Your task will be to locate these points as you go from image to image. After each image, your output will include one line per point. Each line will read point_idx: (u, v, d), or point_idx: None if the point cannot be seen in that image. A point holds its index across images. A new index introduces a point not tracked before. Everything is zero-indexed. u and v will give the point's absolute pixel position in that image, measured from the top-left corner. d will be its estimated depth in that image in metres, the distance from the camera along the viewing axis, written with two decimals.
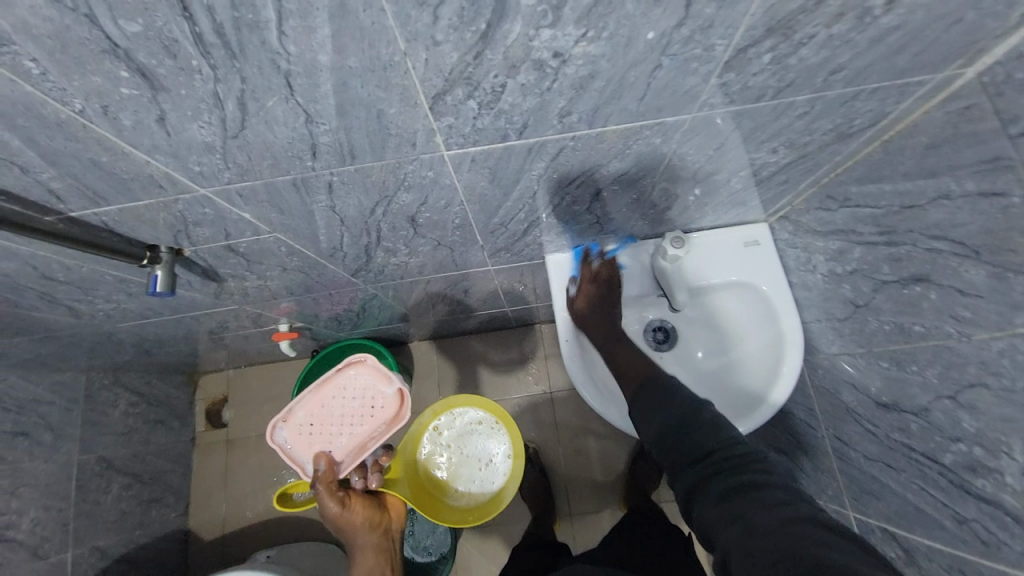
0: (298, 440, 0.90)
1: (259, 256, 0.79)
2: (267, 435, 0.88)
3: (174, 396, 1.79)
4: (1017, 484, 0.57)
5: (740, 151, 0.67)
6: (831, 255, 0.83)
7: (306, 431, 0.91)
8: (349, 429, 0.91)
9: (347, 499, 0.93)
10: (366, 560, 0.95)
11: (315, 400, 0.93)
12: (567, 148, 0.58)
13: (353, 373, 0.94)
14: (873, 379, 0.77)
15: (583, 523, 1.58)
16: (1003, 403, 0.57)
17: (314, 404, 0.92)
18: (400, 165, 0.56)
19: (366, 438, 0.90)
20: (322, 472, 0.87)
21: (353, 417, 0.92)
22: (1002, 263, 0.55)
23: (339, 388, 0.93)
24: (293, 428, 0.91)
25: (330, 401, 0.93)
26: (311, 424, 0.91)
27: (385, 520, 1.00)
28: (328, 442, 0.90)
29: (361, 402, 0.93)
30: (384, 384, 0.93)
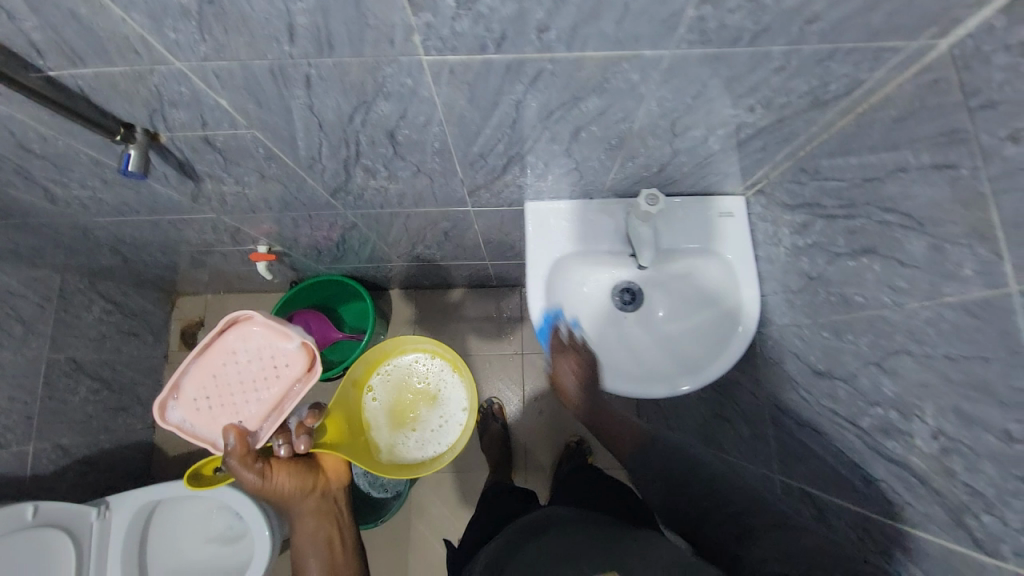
0: (198, 416, 0.93)
1: (237, 156, 0.79)
2: (161, 419, 0.90)
3: (150, 311, 1.80)
4: (923, 445, 0.61)
5: (718, 105, 0.68)
6: (795, 229, 0.85)
7: (205, 407, 0.93)
8: (253, 396, 0.93)
9: (268, 469, 0.96)
10: (308, 522, 1.06)
11: (206, 373, 0.94)
12: (545, 72, 0.59)
13: (241, 339, 0.94)
14: (814, 348, 0.81)
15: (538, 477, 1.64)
16: (921, 369, 0.61)
17: (206, 377, 0.93)
18: (378, 65, 0.57)
19: (276, 400, 0.93)
20: (234, 446, 0.91)
21: (255, 382, 0.93)
22: (940, 235, 0.58)
23: (230, 353, 0.93)
24: (188, 405, 0.93)
25: (225, 370, 0.93)
26: (208, 398, 0.93)
27: (317, 484, 1.04)
28: (235, 414, 0.93)
29: (260, 364, 0.93)
30: (283, 341, 0.93)
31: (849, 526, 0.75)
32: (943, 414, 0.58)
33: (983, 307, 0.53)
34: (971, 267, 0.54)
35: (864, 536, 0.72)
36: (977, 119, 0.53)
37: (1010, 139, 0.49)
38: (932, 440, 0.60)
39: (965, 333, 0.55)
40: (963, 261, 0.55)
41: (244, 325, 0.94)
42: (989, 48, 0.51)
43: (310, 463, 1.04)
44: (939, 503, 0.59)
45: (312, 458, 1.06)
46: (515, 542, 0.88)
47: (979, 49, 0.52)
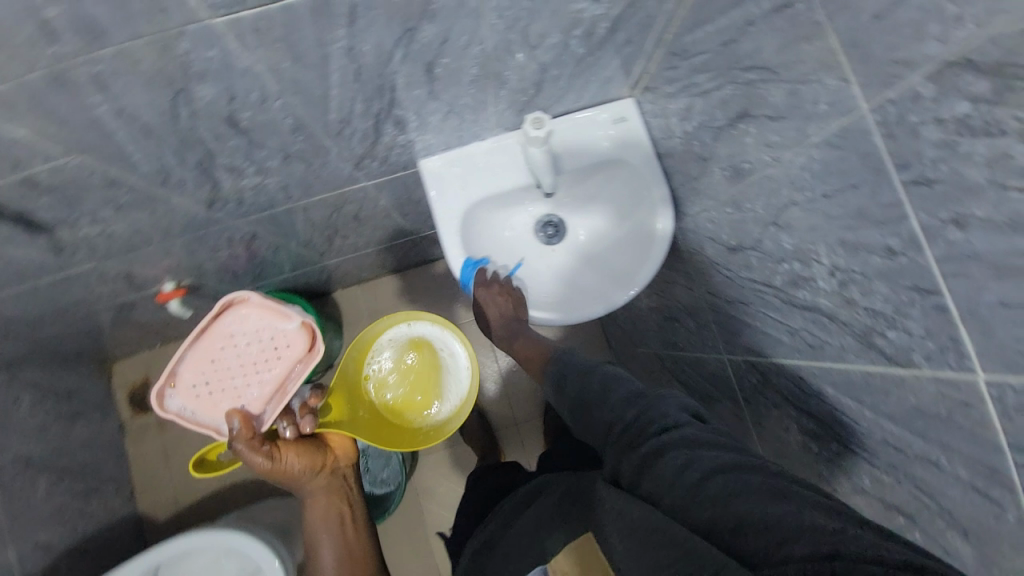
0: (197, 403, 0.86)
1: (76, 190, 0.71)
2: (159, 407, 0.84)
3: (85, 384, 1.60)
4: (824, 285, 0.63)
5: (560, 1, 0.64)
6: (681, 114, 0.84)
7: (206, 392, 0.86)
8: (255, 377, 0.87)
9: (277, 451, 0.90)
10: (319, 504, 0.99)
11: (203, 358, 0.87)
12: (358, 7, 0.53)
13: (240, 322, 0.88)
14: (724, 227, 0.83)
15: (527, 429, 1.64)
16: (807, 214, 0.62)
17: (202, 362, 0.87)
18: (168, 44, 0.51)
19: (279, 381, 0.87)
20: (240, 428, 0.85)
21: (256, 365, 0.87)
22: (793, 78, 0.57)
23: (228, 336, 0.88)
24: (185, 393, 0.86)
25: (224, 354, 0.87)
26: (206, 383, 0.87)
27: (328, 462, 0.98)
28: (238, 398, 0.87)
29: (260, 347, 0.88)
30: (282, 322, 0.89)
31: (787, 380, 0.79)
32: (833, 250, 0.60)
33: (842, 136, 0.53)
34: (825, 102, 0.54)
35: (800, 384, 0.75)
36: None
37: None
38: (830, 278, 0.62)
39: (833, 167, 0.56)
40: (817, 96, 0.55)
41: (240, 307, 0.89)
42: None
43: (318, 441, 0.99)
44: (850, 334, 0.62)
45: (317, 437, 1.00)
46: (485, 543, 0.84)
47: None
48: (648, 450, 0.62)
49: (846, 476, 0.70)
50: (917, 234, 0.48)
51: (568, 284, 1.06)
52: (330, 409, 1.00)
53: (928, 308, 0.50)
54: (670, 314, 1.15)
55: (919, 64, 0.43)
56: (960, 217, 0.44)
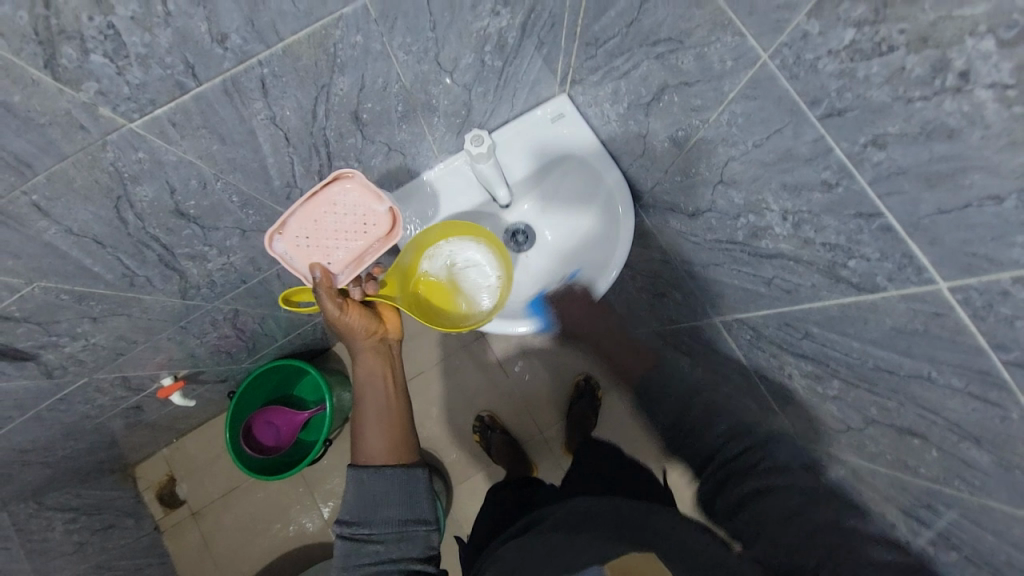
0: (296, 252, 0.71)
1: (48, 314, 0.73)
2: (265, 244, 0.69)
3: (116, 495, 1.57)
4: (782, 230, 0.64)
5: (462, 24, 0.65)
6: (611, 99, 0.86)
7: (304, 244, 0.71)
8: (344, 242, 0.72)
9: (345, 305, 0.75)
10: (364, 365, 0.78)
11: (305, 214, 0.71)
12: (267, 78, 0.55)
13: (349, 188, 0.71)
14: (679, 196, 0.84)
15: (553, 436, 1.61)
16: (747, 167, 0.63)
17: (315, 220, 0.71)
18: (95, 157, 0.52)
19: (357, 257, 0.73)
20: (320, 284, 0.72)
21: (343, 236, 0.72)
22: (697, 42, 0.59)
23: (332, 202, 0.71)
24: (292, 241, 0.71)
25: (327, 216, 0.72)
26: (310, 237, 0.71)
27: (382, 329, 0.80)
28: (327, 254, 0.72)
29: (347, 224, 0.72)
30: (376, 202, 0.72)
31: (778, 329, 0.78)
32: (779, 195, 0.61)
33: (755, 86, 0.54)
34: (730, 58, 0.55)
35: (790, 330, 0.75)
36: None
37: None
38: (785, 222, 0.62)
39: (757, 118, 0.57)
40: (722, 55, 0.56)
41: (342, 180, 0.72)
42: None
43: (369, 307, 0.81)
44: (818, 272, 0.62)
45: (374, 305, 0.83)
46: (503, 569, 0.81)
47: None
48: (751, 469, 0.73)
49: (856, 410, 0.70)
50: (846, 163, 0.49)
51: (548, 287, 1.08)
52: (385, 283, 0.81)
53: (877, 231, 0.50)
54: (659, 291, 1.14)
55: (800, 4, 0.44)
56: (878, 137, 0.44)
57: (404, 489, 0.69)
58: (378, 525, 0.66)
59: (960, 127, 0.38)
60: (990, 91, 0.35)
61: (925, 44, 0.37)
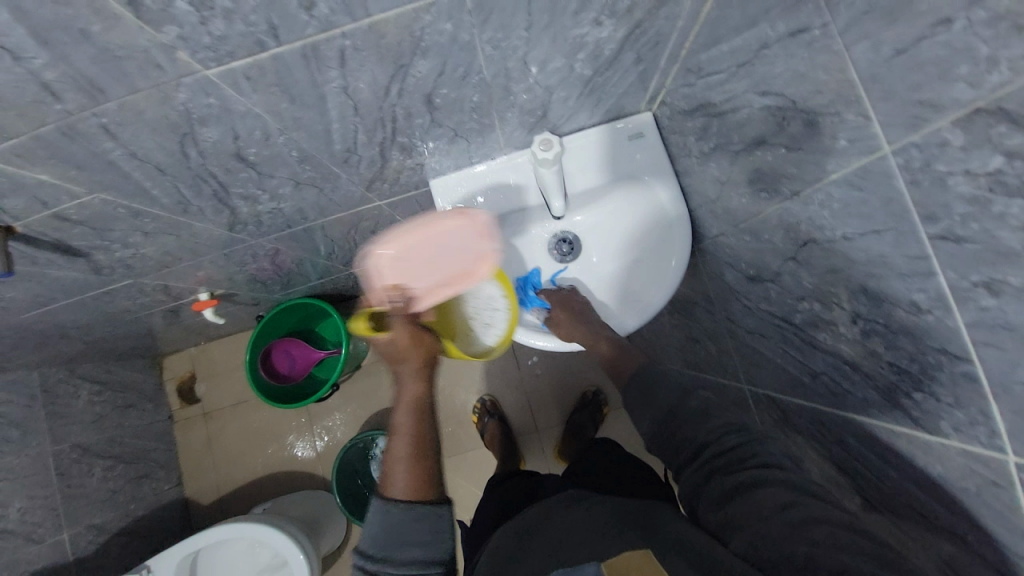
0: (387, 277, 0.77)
1: (104, 222, 0.77)
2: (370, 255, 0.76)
3: (140, 378, 1.66)
4: (847, 331, 0.57)
5: (560, 28, 0.61)
6: (699, 134, 0.79)
7: (402, 264, 0.77)
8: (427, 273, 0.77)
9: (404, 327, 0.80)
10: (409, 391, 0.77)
11: (415, 239, 0.76)
12: (347, 50, 0.53)
13: (460, 224, 0.77)
14: (744, 254, 0.78)
15: (549, 437, 1.61)
16: (827, 255, 0.57)
17: (413, 246, 0.76)
18: (167, 95, 0.52)
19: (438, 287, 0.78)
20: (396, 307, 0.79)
21: (438, 267, 0.77)
22: (812, 108, 0.52)
23: (442, 233, 0.76)
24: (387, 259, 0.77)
25: (433, 245, 0.76)
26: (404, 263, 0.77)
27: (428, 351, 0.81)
28: (410, 279, 0.77)
29: (446, 259, 0.77)
30: (482, 242, 0.78)
31: (810, 422, 0.72)
32: (855, 296, 0.54)
33: (864, 176, 0.48)
34: (845, 137, 0.49)
35: (822, 429, 0.69)
36: None
37: None
38: (852, 325, 0.56)
39: (855, 210, 0.50)
40: (837, 131, 0.49)
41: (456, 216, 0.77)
42: None
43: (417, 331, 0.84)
44: (874, 387, 0.56)
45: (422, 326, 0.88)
46: (523, 527, 0.71)
47: None
48: (740, 481, 0.62)
49: None
50: (945, 293, 0.43)
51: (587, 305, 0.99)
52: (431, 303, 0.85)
53: (957, 374, 0.44)
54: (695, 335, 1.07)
55: (947, 107, 0.38)
56: (994, 282, 0.38)
57: (432, 526, 0.65)
58: (399, 562, 0.62)
59: None
60: None
61: None
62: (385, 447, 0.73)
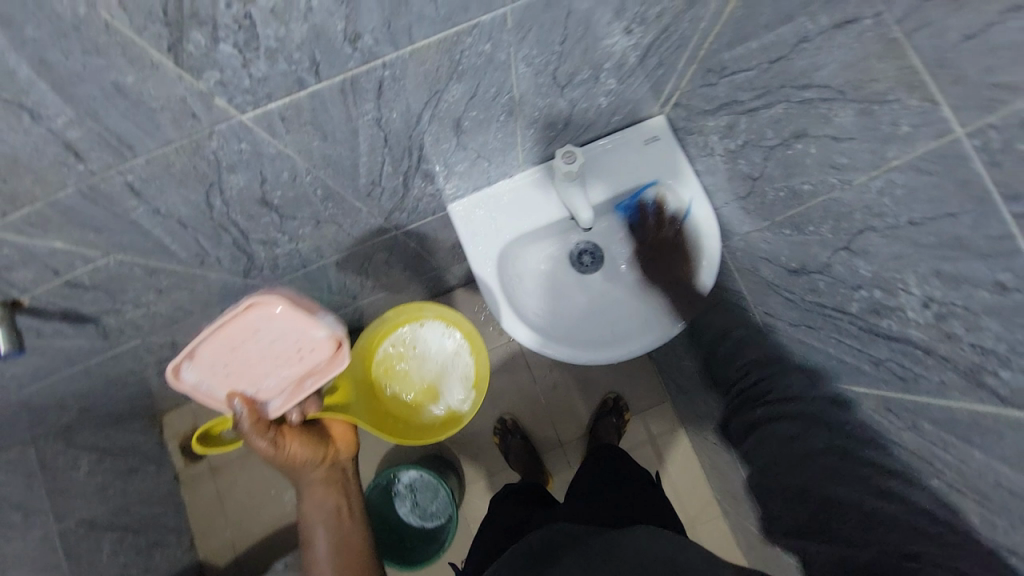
0: (219, 381, 0.68)
1: (118, 284, 0.71)
2: (171, 380, 0.65)
3: (141, 440, 1.54)
4: (917, 316, 0.57)
5: (592, 39, 0.59)
6: (723, 132, 0.79)
7: (223, 372, 0.68)
8: (275, 370, 0.69)
9: (281, 437, 0.79)
10: (315, 494, 0.88)
11: (220, 341, 0.65)
12: (386, 80, 0.51)
13: (270, 316, 0.65)
14: (783, 248, 0.77)
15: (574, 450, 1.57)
16: (890, 242, 0.56)
17: (221, 349, 0.66)
18: (198, 144, 0.49)
19: (297, 379, 0.71)
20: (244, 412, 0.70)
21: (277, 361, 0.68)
22: (865, 97, 0.52)
23: (252, 328, 0.65)
24: (203, 367, 0.67)
25: (247, 344, 0.66)
26: (226, 365, 0.67)
27: (331, 453, 0.88)
28: (253, 382, 0.70)
29: (282, 353, 0.68)
30: (310, 329, 0.67)
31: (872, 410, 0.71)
32: (926, 281, 0.54)
33: (934, 160, 0.47)
34: (907, 122, 0.48)
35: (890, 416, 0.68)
36: None
37: None
38: (925, 309, 0.55)
39: (924, 193, 0.50)
40: (898, 117, 0.49)
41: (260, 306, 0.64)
42: None
43: (321, 430, 0.88)
44: (953, 369, 0.55)
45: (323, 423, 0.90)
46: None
47: None
48: None
49: None
50: None
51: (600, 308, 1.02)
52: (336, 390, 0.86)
53: None
54: (709, 347, 1.04)
55: None
56: None
57: None
58: None
59: None
60: None
61: None
62: (306, 553, 0.87)
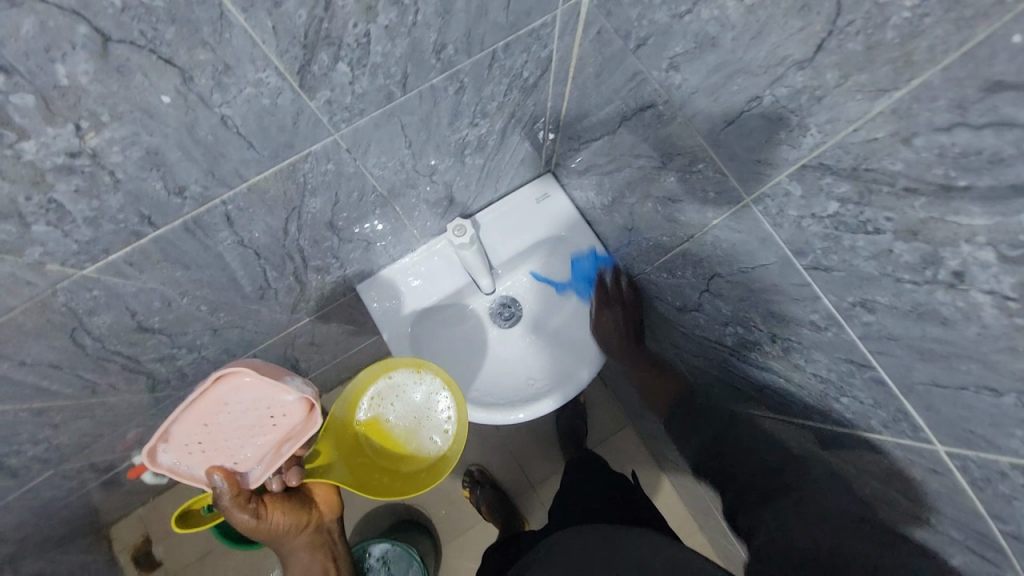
0: (195, 460, 0.62)
1: (4, 430, 0.69)
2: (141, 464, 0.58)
3: (89, 558, 1.24)
4: (771, 350, 0.62)
5: (441, 136, 0.63)
6: (596, 189, 0.85)
7: (198, 450, 0.61)
8: (249, 440, 0.63)
9: (263, 508, 0.71)
10: (300, 559, 0.81)
11: (186, 420, 0.59)
12: (232, 213, 0.53)
13: (239, 388, 0.60)
14: (668, 290, 0.82)
15: (545, 488, 1.41)
16: (733, 286, 0.61)
17: (190, 425, 0.60)
18: (45, 302, 0.49)
19: (274, 447, 0.64)
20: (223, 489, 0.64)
21: (251, 431, 0.62)
22: (680, 167, 0.57)
23: (217, 401, 0.59)
24: (176, 449, 0.60)
25: (215, 418, 0.60)
26: (198, 443, 0.61)
27: (314, 517, 0.80)
28: (230, 456, 0.63)
29: (255, 422, 0.62)
30: (280, 394, 0.61)
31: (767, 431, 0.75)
32: (767, 320, 0.59)
33: (738, 222, 0.53)
34: (712, 190, 0.54)
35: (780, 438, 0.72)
36: (642, 58, 0.51)
37: (672, 68, 0.48)
38: (774, 344, 0.60)
39: (741, 248, 0.55)
40: (705, 185, 0.54)
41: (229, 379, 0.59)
42: None
43: (303, 491, 0.81)
44: (809, 395, 0.59)
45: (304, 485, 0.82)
46: None
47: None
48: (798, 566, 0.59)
49: None
50: (833, 313, 0.47)
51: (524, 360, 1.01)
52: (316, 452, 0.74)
53: (868, 380, 0.48)
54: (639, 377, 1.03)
55: (780, 165, 0.43)
56: (867, 302, 0.43)
57: None
58: None
59: (952, 318, 0.36)
60: (987, 297, 0.33)
61: (914, 236, 0.35)
62: None
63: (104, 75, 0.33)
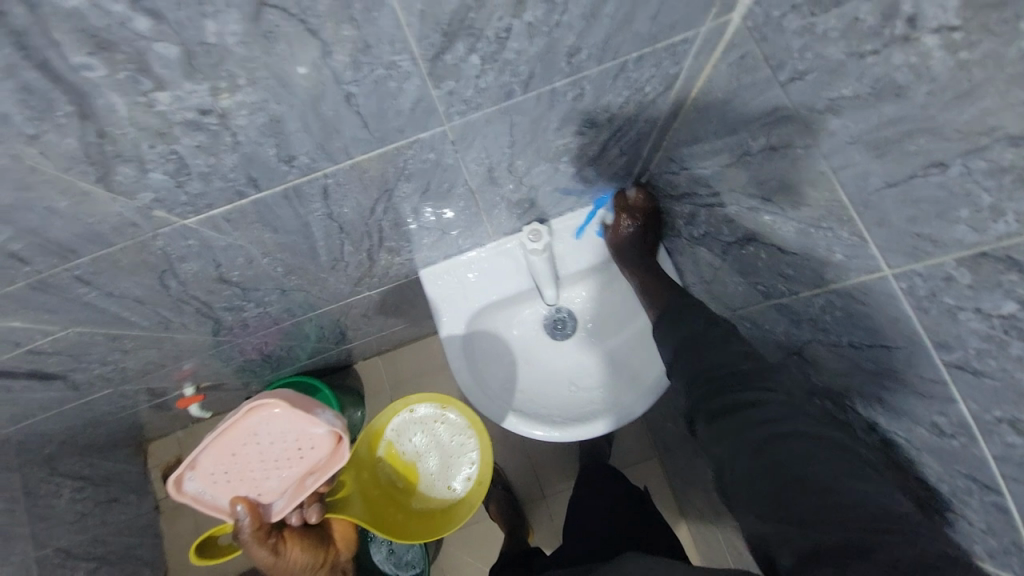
0: (225, 488, 0.71)
1: (82, 348, 0.73)
2: (174, 492, 0.68)
3: (124, 469, 1.30)
4: (863, 436, 0.55)
5: (543, 141, 0.61)
6: (687, 219, 0.80)
7: (225, 480, 0.70)
8: (276, 472, 0.71)
9: (282, 544, 0.79)
10: None
11: (220, 450, 0.69)
12: (329, 186, 0.52)
13: (267, 419, 0.68)
14: (744, 340, 0.76)
15: (559, 499, 1.34)
16: (834, 357, 0.55)
17: (223, 451, 0.69)
18: (143, 243, 0.50)
19: (299, 479, 0.72)
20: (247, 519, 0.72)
21: (278, 462, 0.70)
22: (804, 218, 0.51)
23: (251, 432, 0.68)
24: (207, 477, 0.70)
25: (247, 449, 0.69)
26: (227, 472, 0.70)
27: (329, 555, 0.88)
28: (255, 486, 0.72)
29: (284, 452, 0.70)
30: (309, 426, 0.69)
31: None
32: (869, 404, 0.52)
33: (865, 293, 0.47)
34: (841, 252, 0.48)
35: None
36: (793, 92, 0.46)
37: (830, 111, 0.43)
38: (870, 431, 0.54)
39: (860, 321, 0.49)
40: (832, 245, 0.48)
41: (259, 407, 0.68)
42: (778, 13, 0.44)
43: (323, 532, 0.89)
44: None
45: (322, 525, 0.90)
46: None
47: (776, 20, 0.45)
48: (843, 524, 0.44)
49: None
50: (966, 421, 0.41)
51: (570, 375, 0.94)
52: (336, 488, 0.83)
53: (988, 504, 0.42)
54: None
55: (949, 246, 0.37)
56: (1021, 422, 0.36)
57: None
58: None
59: None
60: None
61: None
62: None
63: (251, 39, 0.33)
